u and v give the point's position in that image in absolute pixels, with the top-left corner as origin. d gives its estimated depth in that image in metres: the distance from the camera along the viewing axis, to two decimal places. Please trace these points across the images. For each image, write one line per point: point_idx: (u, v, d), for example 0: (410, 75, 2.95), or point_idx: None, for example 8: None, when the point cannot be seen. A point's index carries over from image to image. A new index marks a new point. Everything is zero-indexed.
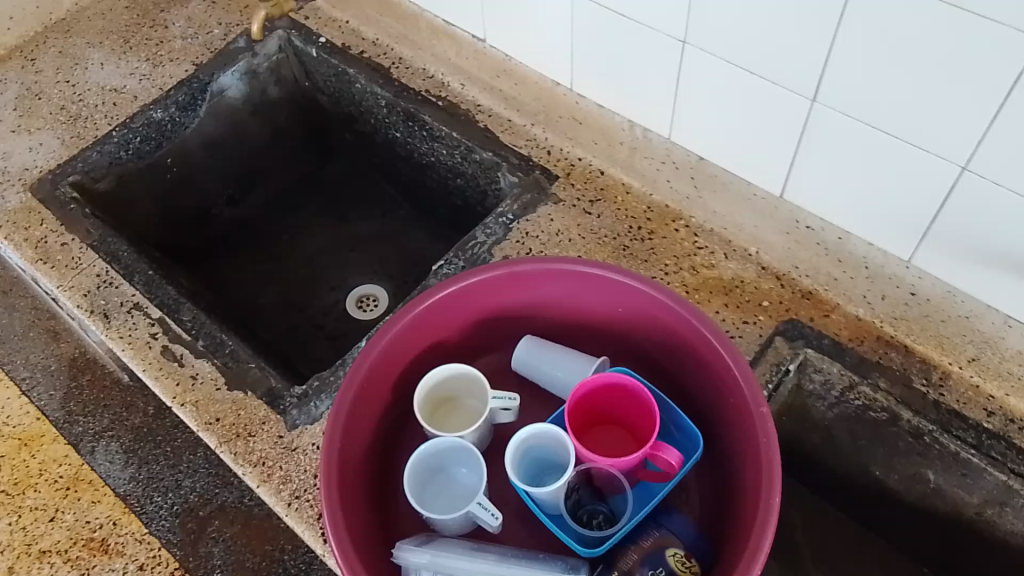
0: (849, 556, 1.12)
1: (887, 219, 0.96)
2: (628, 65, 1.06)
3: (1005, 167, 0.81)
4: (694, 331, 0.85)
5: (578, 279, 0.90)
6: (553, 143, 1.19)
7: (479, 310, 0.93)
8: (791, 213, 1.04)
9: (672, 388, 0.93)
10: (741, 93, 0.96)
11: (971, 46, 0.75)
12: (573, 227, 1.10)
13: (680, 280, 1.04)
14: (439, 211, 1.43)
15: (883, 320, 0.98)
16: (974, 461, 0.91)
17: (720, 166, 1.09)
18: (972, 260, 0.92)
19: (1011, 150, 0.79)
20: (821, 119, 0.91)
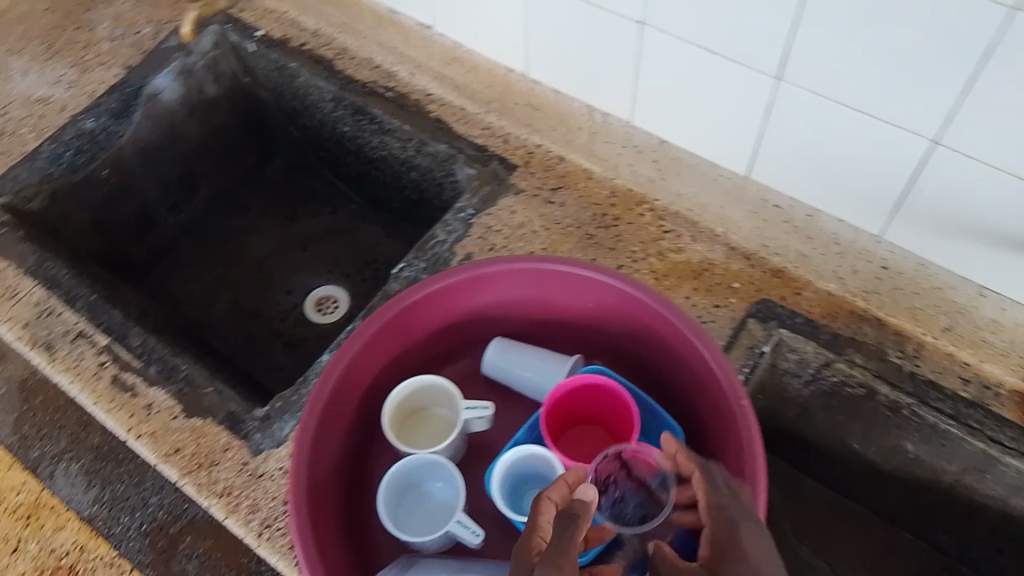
0: (830, 527, 1.11)
1: (852, 193, 0.94)
2: (579, 49, 1.03)
3: (979, 139, 0.79)
4: (668, 323, 0.83)
5: (546, 276, 0.86)
6: (508, 130, 1.15)
7: (444, 314, 0.89)
8: (758, 193, 1.04)
9: (649, 379, 0.91)
10: (699, 72, 0.93)
11: (935, 22, 0.73)
12: (536, 218, 1.08)
13: (649, 267, 1.02)
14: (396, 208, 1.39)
15: (856, 295, 0.97)
16: (953, 431, 0.90)
17: (683, 148, 1.09)
18: (941, 232, 0.90)
19: (984, 124, 0.78)
20: (785, 95, 0.88)
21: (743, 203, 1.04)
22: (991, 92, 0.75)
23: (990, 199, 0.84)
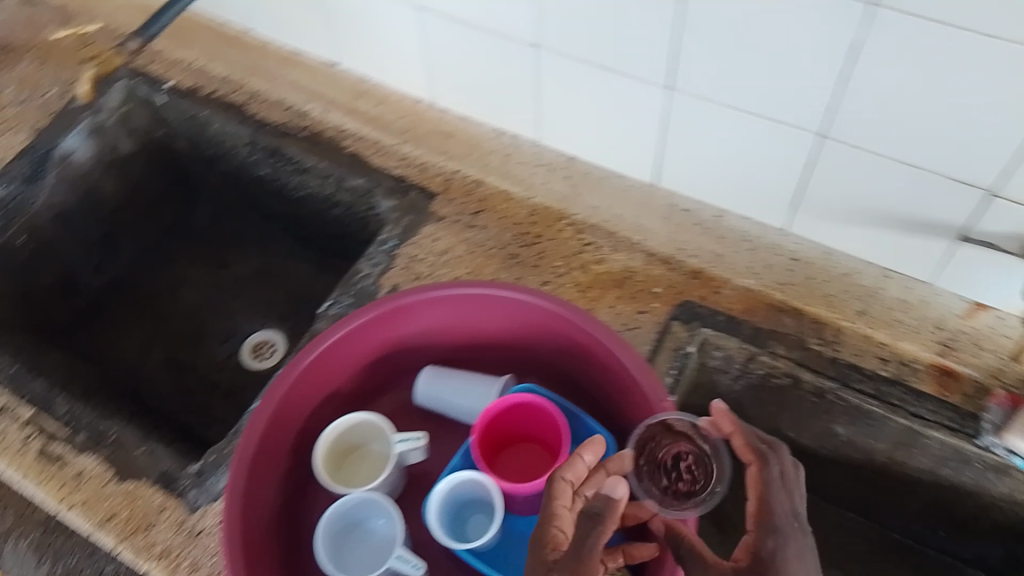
0: None
1: (753, 191, 0.92)
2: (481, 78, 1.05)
3: (866, 131, 0.77)
4: (589, 335, 0.85)
5: (467, 301, 0.88)
6: (424, 158, 1.16)
7: (369, 348, 0.89)
8: (666, 200, 1.08)
9: (578, 392, 0.93)
10: (595, 90, 0.93)
11: (807, 25, 0.72)
12: (458, 243, 1.09)
13: (572, 279, 1.05)
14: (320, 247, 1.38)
15: (771, 287, 1.00)
16: (876, 411, 0.93)
17: (593, 163, 1.13)
18: (843, 222, 0.88)
19: (870, 114, 0.76)
20: (677, 104, 0.88)
21: (652, 210, 1.08)
22: (874, 83, 0.73)
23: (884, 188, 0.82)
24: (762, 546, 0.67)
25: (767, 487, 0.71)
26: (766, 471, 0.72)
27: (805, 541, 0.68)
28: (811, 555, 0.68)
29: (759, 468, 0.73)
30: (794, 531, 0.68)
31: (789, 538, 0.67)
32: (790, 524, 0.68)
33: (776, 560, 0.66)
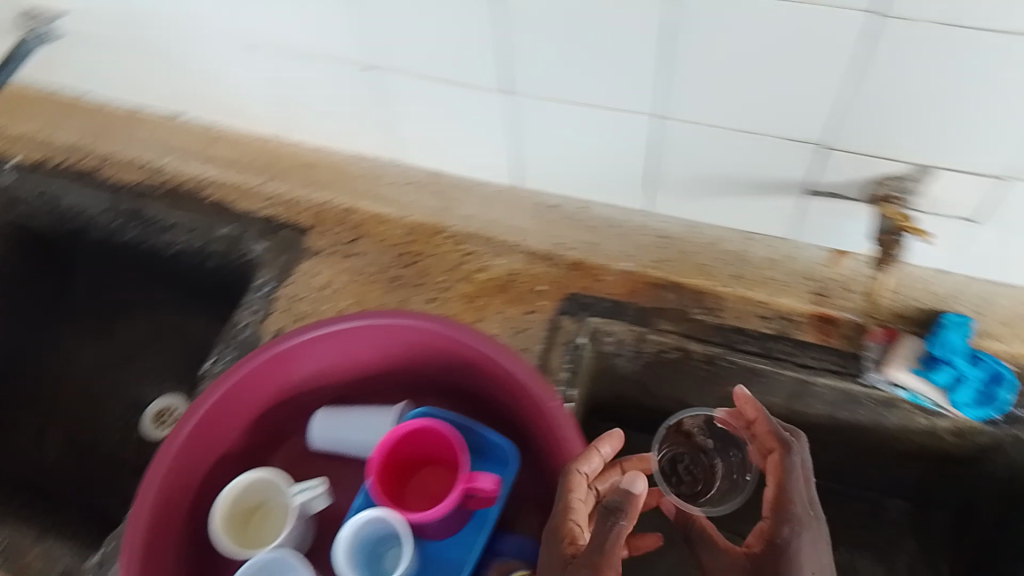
0: None
1: (612, 176, 0.90)
2: (320, 115, 1.01)
3: (697, 107, 0.76)
4: (472, 349, 0.86)
5: (344, 335, 0.88)
6: (289, 194, 1.13)
7: (258, 400, 0.89)
8: (534, 199, 1.08)
9: (473, 407, 0.93)
10: (436, 107, 0.90)
11: (621, 12, 0.70)
12: (336, 275, 1.06)
13: (459, 291, 1.04)
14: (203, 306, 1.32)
15: (648, 266, 1.02)
16: (764, 367, 0.96)
17: (456, 174, 1.11)
18: (700, 194, 0.88)
19: (702, 90, 0.74)
20: (522, 107, 0.84)
21: (522, 210, 1.08)
22: (699, 56, 0.71)
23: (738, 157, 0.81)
24: (778, 535, 0.71)
25: (789, 474, 0.73)
26: (788, 458, 0.74)
27: (817, 529, 0.71)
28: (822, 541, 0.71)
29: (782, 455, 0.75)
30: (806, 518, 0.71)
31: (802, 535, 0.70)
32: (806, 512, 0.71)
33: (787, 559, 0.69)
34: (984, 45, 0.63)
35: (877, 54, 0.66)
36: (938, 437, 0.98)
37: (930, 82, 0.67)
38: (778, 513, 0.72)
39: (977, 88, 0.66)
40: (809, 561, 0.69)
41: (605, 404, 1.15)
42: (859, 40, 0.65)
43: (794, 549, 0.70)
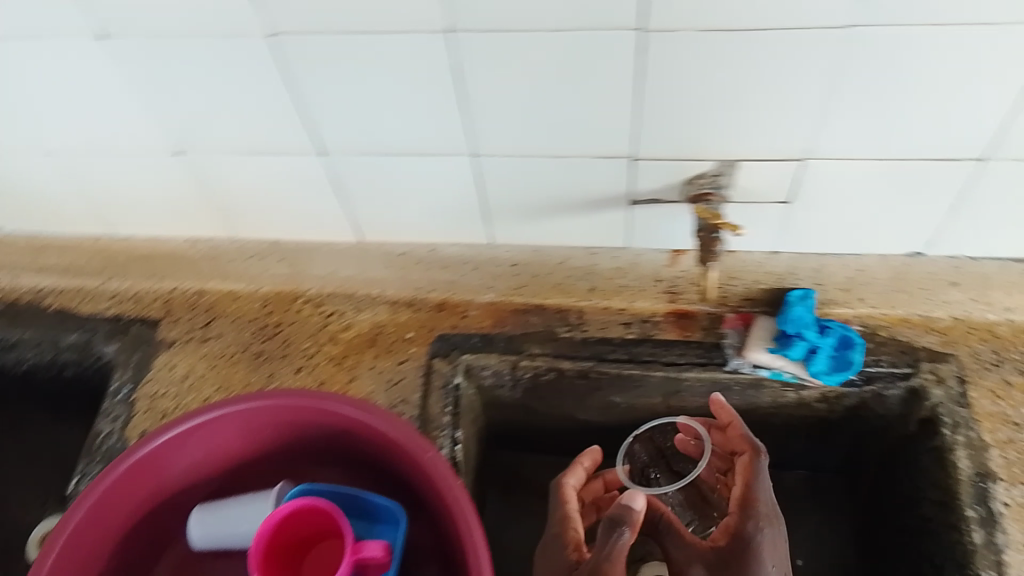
0: None
1: (448, 214, 0.90)
2: (141, 211, 0.97)
3: (505, 140, 0.77)
4: (340, 416, 0.84)
5: (210, 424, 0.84)
6: (134, 288, 1.09)
7: (130, 505, 0.85)
8: (379, 249, 1.09)
9: (353, 470, 0.92)
10: (261, 178, 0.88)
11: (407, 57, 0.70)
12: (196, 362, 1.03)
13: (326, 353, 1.02)
14: (58, 426, 1.21)
15: (509, 295, 1.03)
16: (635, 372, 0.97)
17: (299, 240, 1.11)
18: (534, 219, 0.89)
19: (506, 120, 0.75)
20: (338, 166, 0.84)
21: (372, 261, 1.08)
22: (489, 88, 0.72)
23: (562, 177, 0.82)
24: (744, 529, 0.80)
25: (756, 474, 0.84)
26: (756, 462, 0.84)
27: (777, 528, 0.81)
28: (780, 541, 0.81)
29: (753, 457, 0.85)
30: (768, 517, 0.81)
31: (762, 532, 0.80)
32: (770, 509, 0.82)
33: (754, 551, 0.79)
34: (740, 40, 0.64)
35: (647, 63, 0.67)
36: (808, 406, 1.02)
37: (702, 84, 0.68)
38: (768, 509, 0.82)
39: (749, 82, 0.68)
40: (772, 555, 0.79)
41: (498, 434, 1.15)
42: (626, 52, 0.66)
43: (756, 543, 0.79)
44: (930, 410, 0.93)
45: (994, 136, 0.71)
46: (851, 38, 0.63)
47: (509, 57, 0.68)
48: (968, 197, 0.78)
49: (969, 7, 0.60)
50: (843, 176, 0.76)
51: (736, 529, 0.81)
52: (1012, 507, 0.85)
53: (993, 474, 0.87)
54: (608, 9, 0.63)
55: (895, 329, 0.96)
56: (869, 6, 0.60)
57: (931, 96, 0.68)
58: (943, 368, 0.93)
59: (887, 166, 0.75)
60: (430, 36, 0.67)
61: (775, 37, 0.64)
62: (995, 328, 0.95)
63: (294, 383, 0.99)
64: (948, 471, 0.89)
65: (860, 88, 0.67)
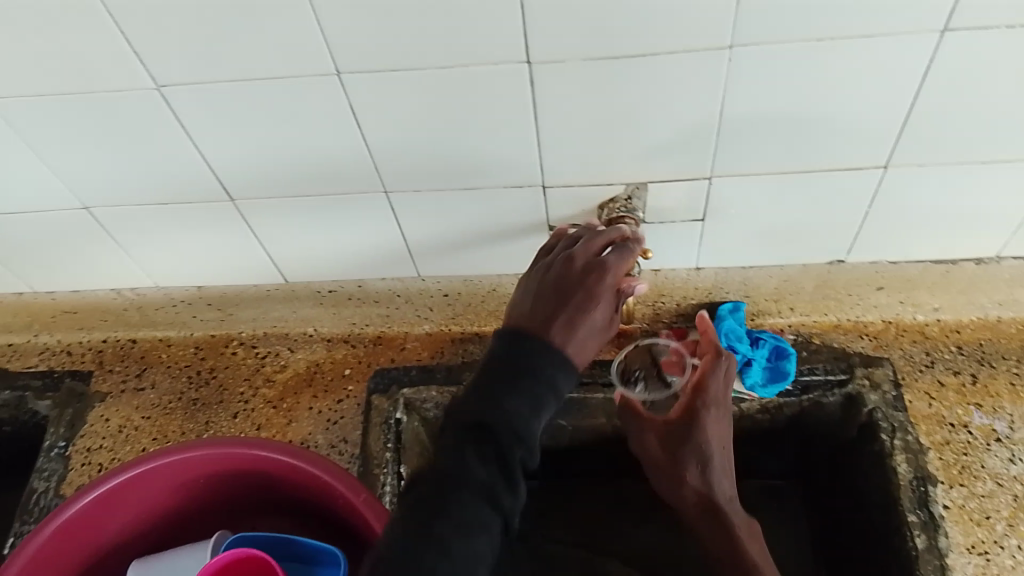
0: (565, 518, 1.12)
1: (370, 250, 0.87)
2: (57, 268, 0.94)
3: (413, 174, 0.76)
4: (273, 461, 0.82)
5: (139, 480, 0.82)
6: (65, 340, 1.08)
7: (61, 567, 0.82)
8: (307, 289, 1.07)
9: (292, 514, 0.90)
10: (172, 226, 0.85)
11: (300, 94, 0.68)
12: (131, 412, 1.01)
13: (262, 397, 1.00)
14: None
15: (445, 325, 1.01)
16: (575, 396, 0.94)
17: (221, 284, 1.09)
18: (457, 249, 0.87)
19: (406, 148, 0.72)
20: (245, 211, 0.82)
21: (302, 301, 1.06)
22: (382, 117, 0.69)
23: (476, 203, 0.79)
24: (692, 417, 0.78)
25: (713, 376, 0.79)
26: (715, 365, 0.79)
27: (722, 414, 0.79)
28: (725, 423, 0.80)
29: (712, 358, 0.80)
30: (716, 404, 0.79)
31: (707, 413, 0.78)
32: (718, 406, 0.79)
33: (698, 428, 0.77)
34: (628, 65, 0.64)
35: (539, 93, 0.66)
36: (752, 416, 1.00)
37: (596, 110, 0.68)
38: (718, 406, 0.79)
39: (642, 106, 0.67)
40: (716, 452, 0.77)
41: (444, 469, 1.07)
42: (517, 84, 0.65)
43: (701, 422, 0.78)
44: (867, 416, 0.93)
45: (896, 144, 0.71)
46: (736, 60, 0.63)
47: (403, 90, 0.67)
48: (887, 199, 0.77)
49: (850, 21, 0.60)
50: (751, 192, 0.76)
51: (688, 409, 0.79)
52: (952, 510, 0.85)
53: (932, 477, 0.87)
54: (492, 40, 0.62)
55: (828, 336, 0.97)
56: (749, 26, 0.60)
57: (835, 101, 0.67)
58: (877, 373, 0.94)
59: (794, 178, 0.75)
60: (320, 76, 0.66)
61: (662, 63, 0.63)
62: (925, 329, 0.96)
63: (231, 429, 0.98)
64: (888, 477, 0.89)
65: (756, 106, 0.67)
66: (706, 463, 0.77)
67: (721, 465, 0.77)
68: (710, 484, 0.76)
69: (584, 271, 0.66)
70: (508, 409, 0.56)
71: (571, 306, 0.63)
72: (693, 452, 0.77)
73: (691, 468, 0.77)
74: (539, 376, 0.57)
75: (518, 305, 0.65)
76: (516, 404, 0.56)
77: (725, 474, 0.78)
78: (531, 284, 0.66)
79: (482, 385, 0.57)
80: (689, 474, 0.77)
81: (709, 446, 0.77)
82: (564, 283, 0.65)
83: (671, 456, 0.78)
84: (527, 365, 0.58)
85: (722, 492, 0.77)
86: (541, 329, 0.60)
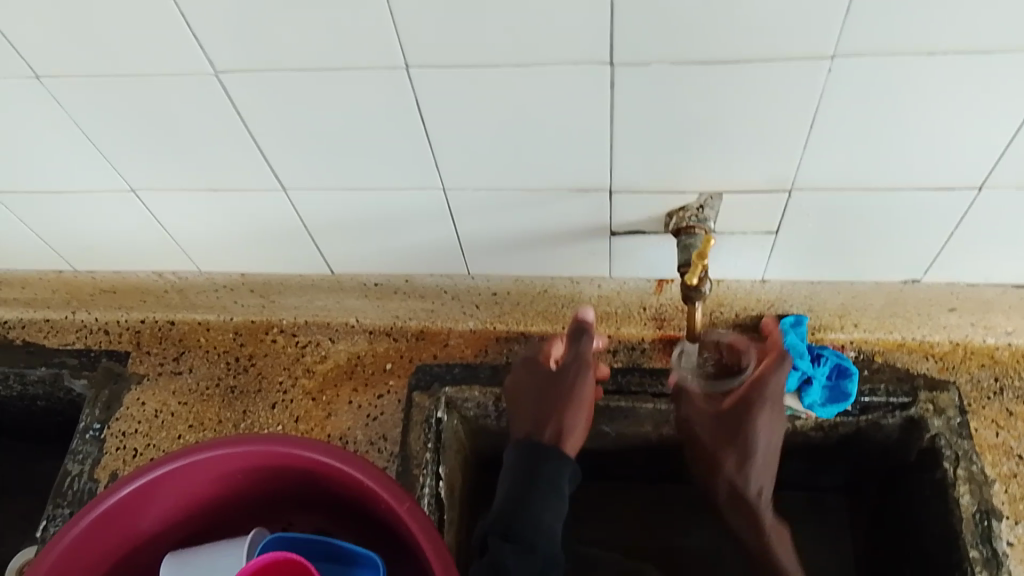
0: (604, 521, 1.09)
1: (421, 246, 0.84)
2: (102, 251, 0.92)
3: (473, 174, 0.72)
4: (314, 460, 0.79)
5: (180, 470, 0.80)
6: (102, 319, 1.06)
7: (99, 556, 0.80)
8: (355, 279, 1.01)
9: (333, 512, 0.87)
10: (218, 212, 0.82)
11: (365, 89, 0.64)
12: (167, 397, 0.99)
13: (302, 388, 0.97)
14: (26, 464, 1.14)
15: (491, 322, 0.98)
16: (624, 404, 0.90)
17: (267, 272, 1.01)
18: (511, 250, 0.83)
19: (472, 146, 0.69)
20: (297, 202, 0.79)
21: (348, 292, 1.01)
22: (448, 116, 0.66)
23: (537, 204, 0.75)
24: (746, 410, 0.82)
25: (769, 379, 0.81)
26: (783, 368, 0.81)
27: (778, 414, 0.83)
28: (779, 421, 0.83)
29: (776, 363, 0.81)
30: (771, 406, 0.82)
31: (762, 411, 0.82)
32: (770, 411, 0.82)
33: (748, 424, 0.82)
34: (716, 71, 0.60)
35: (616, 97, 0.62)
36: (805, 434, 0.96)
37: (676, 115, 0.64)
38: (775, 406, 0.82)
39: (725, 114, 0.63)
40: (762, 454, 0.83)
41: (486, 460, 1.05)
42: (595, 87, 0.62)
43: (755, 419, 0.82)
44: (929, 442, 0.88)
45: (995, 166, 0.66)
46: (836, 71, 0.59)
47: (473, 86, 0.63)
48: (978, 221, 0.72)
49: (960, 38, 0.56)
50: (830, 207, 0.72)
51: (744, 402, 0.82)
52: (1016, 546, 0.81)
53: (998, 511, 0.83)
54: (573, 39, 0.58)
55: (891, 355, 0.92)
56: (854, 35, 0.56)
57: (929, 117, 0.62)
58: (943, 398, 0.89)
59: (878, 196, 0.70)
60: (386, 70, 0.62)
61: (752, 72, 0.59)
62: (994, 352, 0.91)
63: (269, 420, 0.96)
64: (949, 507, 0.85)
65: (849, 121, 0.63)
66: (747, 458, 0.84)
67: (766, 462, 0.84)
68: (747, 481, 0.85)
69: (574, 366, 0.83)
70: (543, 520, 0.72)
71: (568, 399, 0.82)
72: (736, 449, 0.84)
73: (731, 460, 0.85)
74: (557, 486, 0.76)
75: (527, 409, 0.83)
76: (546, 515, 0.73)
77: (763, 473, 0.85)
78: (530, 382, 0.85)
79: (517, 501, 0.73)
80: (729, 463, 0.85)
81: (757, 450, 0.83)
82: (552, 379, 0.83)
83: (717, 441, 0.85)
84: (544, 476, 0.75)
85: (754, 488, 0.85)
86: (545, 436, 0.79)
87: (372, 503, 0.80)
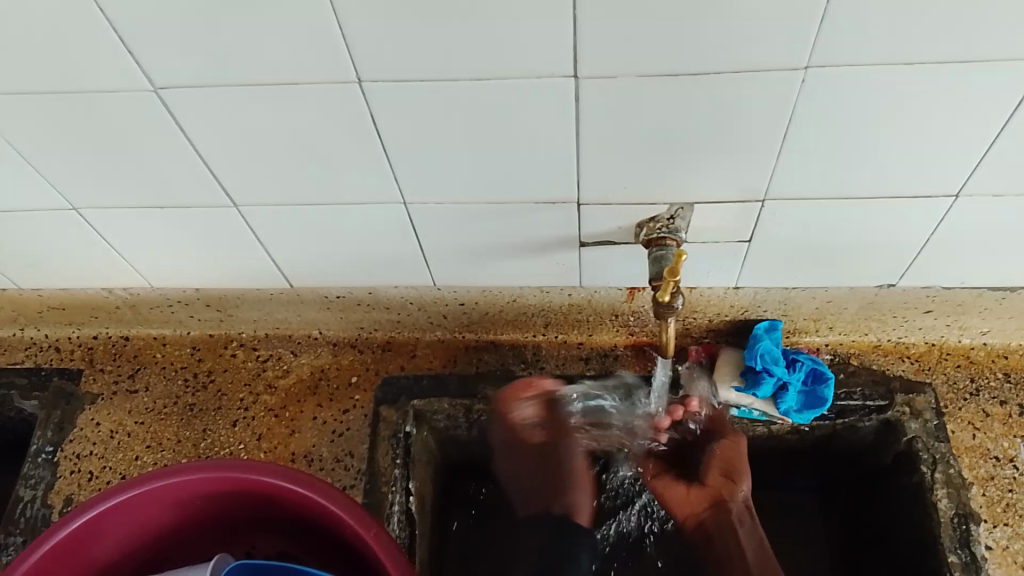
0: None
1: (383, 262, 0.81)
2: (47, 269, 0.88)
3: (435, 188, 0.69)
4: (273, 486, 0.76)
5: (136, 500, 0.76)
6: (53, 336, 1.02)
7: None
8: (315, 292, 0.92)
9: (297, 533, 0.83)
10: (166, 229, 0.78)
11: (316, 104, 0.61)
12: (123, 417, 0.95)
13: (263, 404, 0.94)
14: None
15: (459, 333, 0.95)
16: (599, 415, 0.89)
17: (222, 287, 0.92)
18: (477, 261, 0.80)
19: (432, 161, 0.66)
20: (250, 218, 0.75)
21: (309, 305, 0.93)
22: (405, 129, 0.62)
23: (502, 217, 0.72)
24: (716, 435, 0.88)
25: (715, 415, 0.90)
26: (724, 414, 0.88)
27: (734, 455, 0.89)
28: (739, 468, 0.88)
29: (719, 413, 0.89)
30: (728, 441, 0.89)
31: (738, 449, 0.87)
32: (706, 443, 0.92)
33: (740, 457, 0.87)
34: (687, 83, 0.57)
35: (581, 111, 0.60)
36: (780, 438, 0.93)
37: (646, 129, 0.61)
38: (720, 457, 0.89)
39: (695, 124, 0.60)
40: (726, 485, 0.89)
41: (458, 471, 1.02)
42: (561, 100, 0.59)
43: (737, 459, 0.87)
44: (906, 446, 0.86)
45: (974, 174, 0.64)
46: (812, 82, 0.56)
47: (432, 99, 0.59)
48: (955, 228, 0.70)
49: (941, 44, 0.53)
50: (806, 216, 0.70)
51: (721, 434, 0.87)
52: (994, 551, 0.80)
53: (976, 514, 0.82)
54: (537, 53, 0.55)
55: (867, 357, 0.91)
56: (831, 46, 0.53)
57: (907, 125, 0.60)
58: (919, 400, 0.88)
59: (853, 206, 0.68)
60: (339, 85, 0.59)
61: (722, 84, 0.57)
62: (970, 353, 0.91)
63: (230, 438, 0.92)
64: (925, 512, 0.83)
65: (825, 131, 0.60)
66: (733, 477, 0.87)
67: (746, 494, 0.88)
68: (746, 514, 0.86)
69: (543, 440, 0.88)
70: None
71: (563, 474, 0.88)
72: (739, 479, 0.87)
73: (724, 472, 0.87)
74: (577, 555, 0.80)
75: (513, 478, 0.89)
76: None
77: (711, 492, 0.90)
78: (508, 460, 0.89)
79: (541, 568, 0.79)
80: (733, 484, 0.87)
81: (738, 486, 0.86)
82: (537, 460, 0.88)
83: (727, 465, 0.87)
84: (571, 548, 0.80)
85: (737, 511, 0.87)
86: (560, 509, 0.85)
87: (336, 526, 0.76)
